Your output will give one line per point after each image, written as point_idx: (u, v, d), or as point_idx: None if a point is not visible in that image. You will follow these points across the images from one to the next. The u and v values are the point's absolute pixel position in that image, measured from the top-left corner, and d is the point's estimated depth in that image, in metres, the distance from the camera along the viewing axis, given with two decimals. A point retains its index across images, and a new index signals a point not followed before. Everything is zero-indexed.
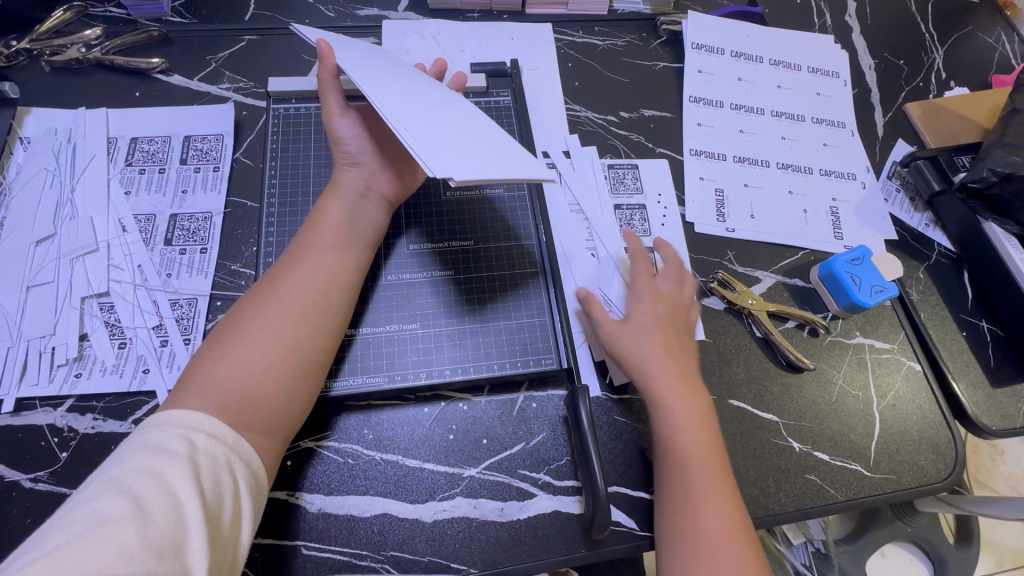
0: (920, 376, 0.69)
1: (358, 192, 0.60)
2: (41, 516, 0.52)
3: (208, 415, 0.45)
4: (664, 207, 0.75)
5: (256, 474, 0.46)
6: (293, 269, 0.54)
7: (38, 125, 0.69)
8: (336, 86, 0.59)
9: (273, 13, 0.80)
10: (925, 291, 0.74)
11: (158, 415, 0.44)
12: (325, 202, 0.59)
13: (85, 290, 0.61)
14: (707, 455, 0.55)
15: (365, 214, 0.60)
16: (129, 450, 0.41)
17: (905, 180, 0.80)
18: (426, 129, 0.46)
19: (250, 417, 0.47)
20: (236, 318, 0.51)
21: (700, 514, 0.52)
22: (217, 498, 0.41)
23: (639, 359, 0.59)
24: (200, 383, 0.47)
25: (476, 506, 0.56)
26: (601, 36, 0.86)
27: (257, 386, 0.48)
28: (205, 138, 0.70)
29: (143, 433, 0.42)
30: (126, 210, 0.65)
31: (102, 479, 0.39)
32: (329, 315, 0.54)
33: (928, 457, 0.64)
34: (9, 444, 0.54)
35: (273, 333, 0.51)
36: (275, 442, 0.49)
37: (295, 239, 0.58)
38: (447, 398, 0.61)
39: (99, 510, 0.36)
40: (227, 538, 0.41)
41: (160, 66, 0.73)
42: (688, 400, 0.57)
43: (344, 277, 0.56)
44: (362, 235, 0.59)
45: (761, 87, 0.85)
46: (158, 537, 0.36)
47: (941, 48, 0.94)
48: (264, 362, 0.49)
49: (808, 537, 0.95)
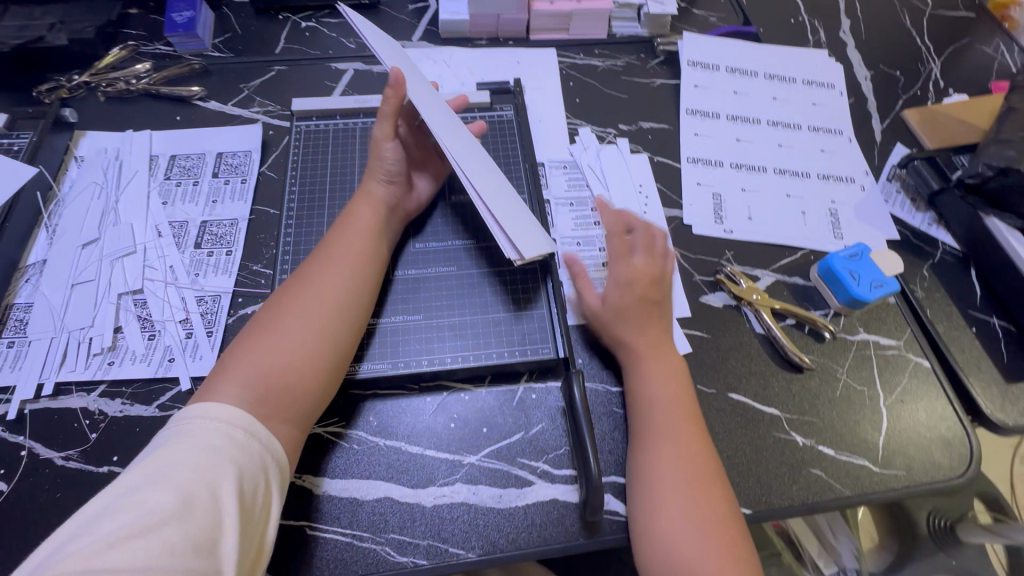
0: (929, 372, 0.67)
1: (387, 204, 0.65)
2: (69, 491, 0.55)
3: (246, 411, 0.48)
4: (646, 195, 0.78)
5: (284, 468, 0.49)
6: (333, 272, 0.58)
7: (91, 145, 0.77)
8: (391, 111, 0.63)
9: (301, 46, 0.89)
10: (930, 288, 0.73)
11: (194, 406, 0.47)
12: (358, 210, 0.63)
13: (122, 288, 0.66)
14: (708, 473, 0.54)
15: (389, 226, 0.65)
16: (172, 440, 0.44)
17: (905, 181, 0.81)
18: (500, 197, 0.57)
19: (287, 407, 0.51)
20: (278, 312, 0.54)
21: (675, 499, 0.52)
22: (252, 494, 0.44)
23: (616, 344, 0.63)
24: (243, 375, 0.50)
25: (475, 492, 0.58)
26: (601, 57, 0.92)
27: (295, 381, 0.51)
28: (235, 155, 0.77)
29: (186, 421, 0.45)
30: (162, 218, 0.72)
31: (147, 467, 0.42)
32: (357, 318, 0.57)
33: (940, 453, 0.63)
34: (46, 424, 0.59)
35: (315, 332, 0.54)
36: (301, 433, 0.52)
37: (323, 244, 0.61)
38: (450, 388, 0.63)
39: (146, 501, 0.39)
40: (256, 530, 0.44)
41: (199, 94, 0.82)
42: (654, 367, 0.60)
43: (371, 282, 0.60)
44: (386, 244, 0.64)
45: (757, 99, 0.89)
46: (198, 532, 0.39)
47: (938, 59, 0.96)
48: (305, 358, 0.53)
49: (841, 567, 0.91)
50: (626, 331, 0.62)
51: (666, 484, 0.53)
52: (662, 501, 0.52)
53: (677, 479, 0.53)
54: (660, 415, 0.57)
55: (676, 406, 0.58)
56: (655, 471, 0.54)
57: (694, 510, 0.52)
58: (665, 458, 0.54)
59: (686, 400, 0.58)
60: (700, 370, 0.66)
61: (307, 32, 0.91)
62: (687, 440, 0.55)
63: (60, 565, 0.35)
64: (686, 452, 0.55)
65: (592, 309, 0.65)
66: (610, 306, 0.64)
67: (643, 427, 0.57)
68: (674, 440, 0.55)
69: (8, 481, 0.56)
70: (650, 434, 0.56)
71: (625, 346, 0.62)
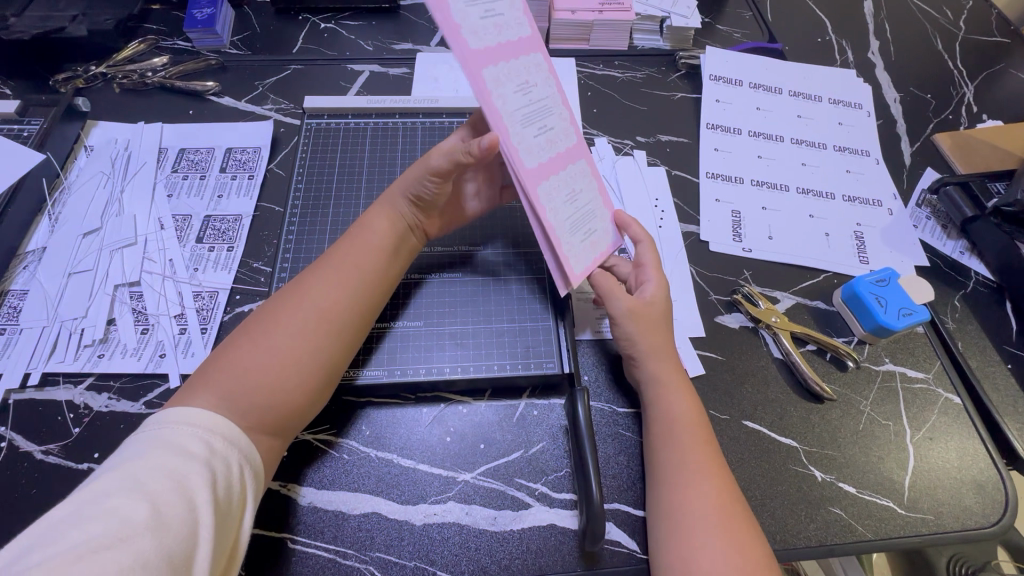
0: (960, 410, 0.63)
1: (409, 222, 0.62)
2: (45, 487, 0.53)
3: (228, 421, 0.45)
4: (662, 210, 0.75)
5: (259, 473, 0.46)
6: (337, 286, 0.54)
7: (102, 135, 0.77)
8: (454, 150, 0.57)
9: (318, 46, 0.88)
10: (962, 319, 0.69)
11: (171, 412, 0.44)
12: (374, 219, 0.60)
13: (119, 279, 0.65)
14: (737, 506, 0.49)
15: (406, 243, 0.61)
16: (147, 447, 0.41)
17: (936, 208, 0.78)
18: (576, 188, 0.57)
19: (269, 422, 0.48)
20: (274, 320, 0.51)
21: (704, 535, 0.47)
22: (226, 501, 0.41)
23: (653, 351, 0.57)
24: (228, 387, 0.47)
25: (468, 512, 0.54)
26: (620, 69, 0.90)
27: (282, 397, 0.48)
28: (245, 150, 0.76)
29: (161, 428, 0.43)
30: (166, 211, 0.70)
31: (118, 473, 0.39)
32: (354, 336, 0.54)
33: (972, 498, 0.58)
34: (29, 416, 0.57)
35: (310, 351, 0.51)
36: (278, 447, 0.50)
37: (331, 253, 0.58)
38: (447, 400, 0.60)
39: (117, 510, 0.36)
40: (228, 545, 0.41)
41: (214, 89, 0.81)
42: (683, 391, 0.56)
43: (375, 300, 0.57)
44: (400, 262, 0.60)
45: (781, 116, 0.86)
46: (173, 544, 0.36)
47: (971, 84, 0.93)
48: (296, 376, 0.50)
49: None
50: (670, 356, 0.58)
51: (693, 520, 0.48)
52: (690, 535, 0.47)
53: (705, 511, 0.48)
54: (702, 452, 0.52)
55: (700, 431, 0.53)
56: (681, 502, 0.49)
57: (726, 548, 0.46)
58: (692, 489, 0.49)
59: (707, 427, 0.54)
60: (714, 394, 0.62)
61: (325, 33, 0.90)
62: (713, 468, 0.51)
63: None
64: (713, 483, 0.50)
65: (641, 309, 0.58)
66: (654, 313, 0.59)
67: (683, 466, 0.51)
68: (699, 471, 0.50)
69: None
70: (694, 473, 0.50)
71: (665, 363, 0.57)
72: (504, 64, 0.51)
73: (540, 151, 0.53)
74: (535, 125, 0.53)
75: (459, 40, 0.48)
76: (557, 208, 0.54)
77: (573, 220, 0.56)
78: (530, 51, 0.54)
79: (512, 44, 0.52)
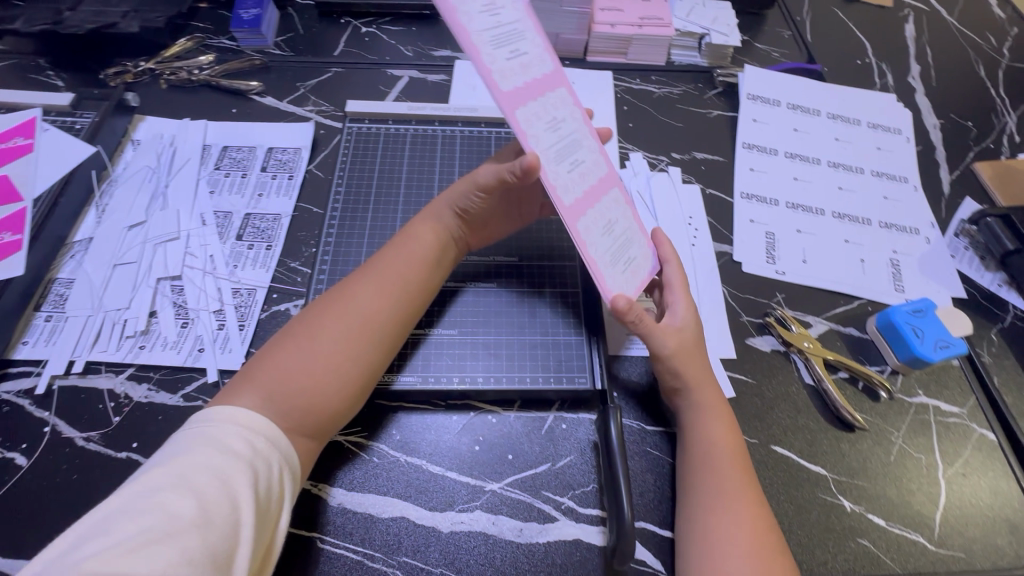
0: (994, 446, 0.62)
1: (452, 233, 0.63)
2: (85, 474, 0.54)
3: (271, 423, 0.46)
4: (695, 228, 0.75)
5: (297, 475, 0.47)
6: (379, 294, 0.55)
7: (148, 130, 0.78)
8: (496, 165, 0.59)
9: (359, 50, 0.90)
10: (998, 354, 0.68)
11: (218, 411, 0.45)
12: (419, 230, 0.61)
13: (162, 273, 0.66)
14: (770, 535, 0.49)
15: (447, 255, 0.62)
16: (193, 444, 0.42)
17: (974, 238, 0.77)
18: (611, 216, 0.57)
19: (309, 425, 0.49)
20: (318, 324, 0.52)
21: (735, 563, 0.47)
22: (266, 501, 0.42)
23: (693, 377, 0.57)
24: (272, 388, 0.48)
25: (495, 522, 0.54)
26: (657, 84, 0.90)
27: (323, 402, 0.49)
28: (285, 150, 0.78)
29: (206, 426, 0.44)
30: (208, 207, 0.72)
31: (166, 470, 0.39)
32: (392, 345, 0.55)
33: (1004, 537, 0.57)
34: (72, 402, 0.58)
35: (351, 358, 0.51)
36: (314, 451, 0.50)
37: (373, 261, 0.59)
38: (477, 409, 0.61)
39: (164, 506, 0.37)
40: (263, 546, 0.42)
41: (257, 88, 0.83)
42: (715, 413, 0.56)
43: (414, 310, 0.57)
44: (440, 273, 0.61)
45: (818, 138, 0.85)
46: (216, 542, 0.37)
47: (1014, 113, 0.92)
48: (337, 380, 0.50)
49: None
50: (709, 375, 0.58)
51: (728, 547, 0.48)
52: (721, 562, 0.47)
53: (737, 539, 0.48)
54: (735, 477, 0.52)
55: (732, 456, 0.53)
56: (712, 527, 0.49)
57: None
58: (723, 514, 0.50)
59: (739, 451, 0.54)
60: (744, 418, 0.62)
61: (366, 38, 0.92)
62: (744, 494, 0.51)
63: (78, 567, 0.32)
64: (744, 509, 0.50)
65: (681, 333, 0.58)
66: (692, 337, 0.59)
67: (716, 486, 0.51)
68: (730, 497, 0.50)
69: (27, 456, 0.55)
70: (727, 496, 0.51)
71: (701, 386, 0.57)
72: (534, 102, 0.52)
73: (580, 181, 0.54)
74: (569, 157, 0.53)
75: (491, 82, 0.49)
76: (597, 240, 0.54)
77: (614, 249, 0.56)
78: (555, 90, 0.54)
79: (538, 84, 0.52)
